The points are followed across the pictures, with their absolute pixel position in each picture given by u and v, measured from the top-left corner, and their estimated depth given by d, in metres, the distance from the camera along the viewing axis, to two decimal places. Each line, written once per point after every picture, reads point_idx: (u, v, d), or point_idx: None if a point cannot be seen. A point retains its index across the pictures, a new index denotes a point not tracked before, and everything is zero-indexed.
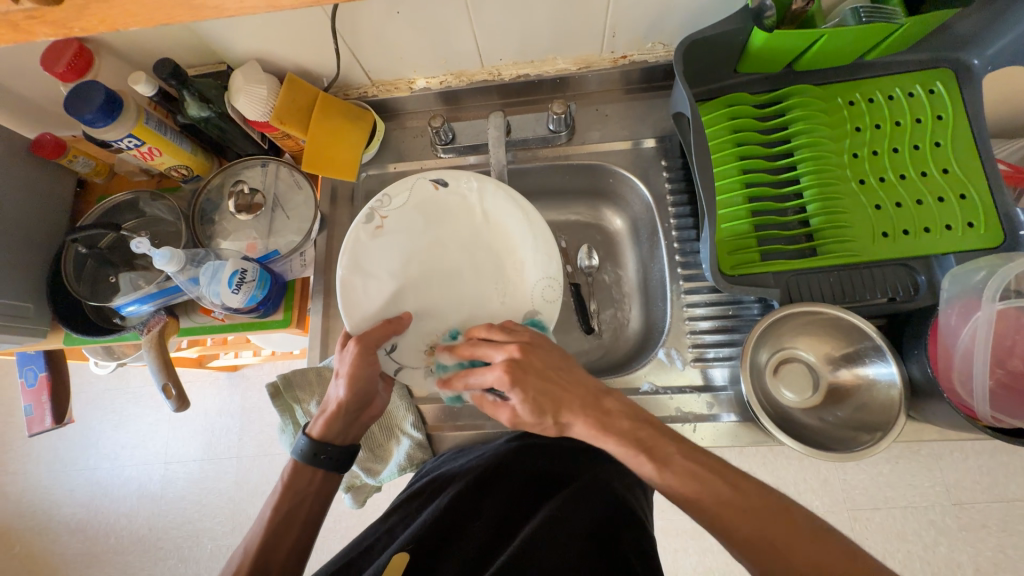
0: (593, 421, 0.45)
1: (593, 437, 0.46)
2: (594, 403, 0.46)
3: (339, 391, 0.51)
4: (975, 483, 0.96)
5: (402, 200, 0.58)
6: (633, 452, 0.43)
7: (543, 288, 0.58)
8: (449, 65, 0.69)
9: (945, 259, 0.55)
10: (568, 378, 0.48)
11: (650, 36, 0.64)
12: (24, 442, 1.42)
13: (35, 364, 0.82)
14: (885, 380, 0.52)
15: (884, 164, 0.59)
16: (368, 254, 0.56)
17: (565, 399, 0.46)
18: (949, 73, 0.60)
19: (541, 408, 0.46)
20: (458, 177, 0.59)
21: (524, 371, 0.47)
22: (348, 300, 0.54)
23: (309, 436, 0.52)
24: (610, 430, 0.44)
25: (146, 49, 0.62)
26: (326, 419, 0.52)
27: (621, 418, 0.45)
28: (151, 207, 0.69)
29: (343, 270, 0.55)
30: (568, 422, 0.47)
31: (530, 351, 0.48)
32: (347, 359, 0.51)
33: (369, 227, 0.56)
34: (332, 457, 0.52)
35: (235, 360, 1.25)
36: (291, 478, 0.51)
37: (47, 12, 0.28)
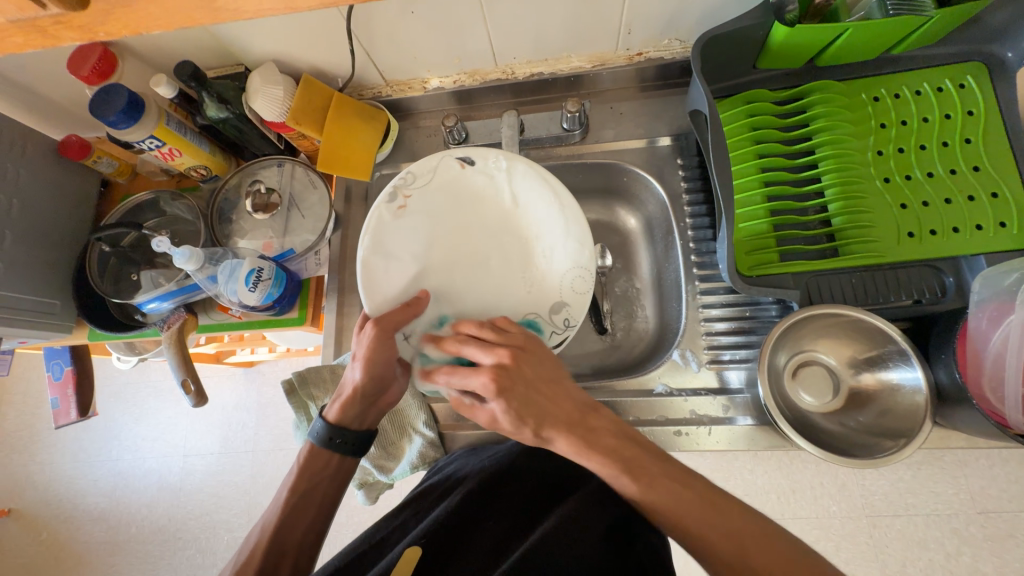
0: (576, 439, 0.44)
1: (575, 455, 0.44)
2: (578, 421, 0.45)
3: (355, 375, 0.51)
4: (1002, 491, 0.93)
5: (426, 179, 0.58)
6: (616, 471, 0.42)
7: (571, 279, 0.57)
8: (462, 64, 0.69)
9: (976, 260, 0.53)
10: (556, 390, 0.46)
11: (666, 33, 0.63)
12: (51, 433, 1.46)
13: (61, 359, 0.85)
14: (910, 386, 0.50)
15: (910, 162, 0.57)
16: (391, 235, 0.55)
17: (548, 413, 0.45)
18: (980, 67, 0.58)
19: (522, 419, 0.45)
20: (485, 156, 0.59)
21: (511, 381, 0.45)
22: (369, 280, 0.54)
23: (326, 420, 0.52)
24: (595, 449, 0.43)
25: (167, 52, 0.63)
26: (342, 403, 0.52)
27: (608, 435, 0.45)
28: (172, 206, 0.70)
29: (365, 250, 0.54)
30: (548, 437, 0.45)
31: (519, 358, 0.46)
32: (363, 342, 0.50)
33: (392, 206, 0.56)
34: (347, 441, 0.52)
35: (251, 356, 1.27)
36: (306, 461, 0.52)
37: (75, 16, 0.29)
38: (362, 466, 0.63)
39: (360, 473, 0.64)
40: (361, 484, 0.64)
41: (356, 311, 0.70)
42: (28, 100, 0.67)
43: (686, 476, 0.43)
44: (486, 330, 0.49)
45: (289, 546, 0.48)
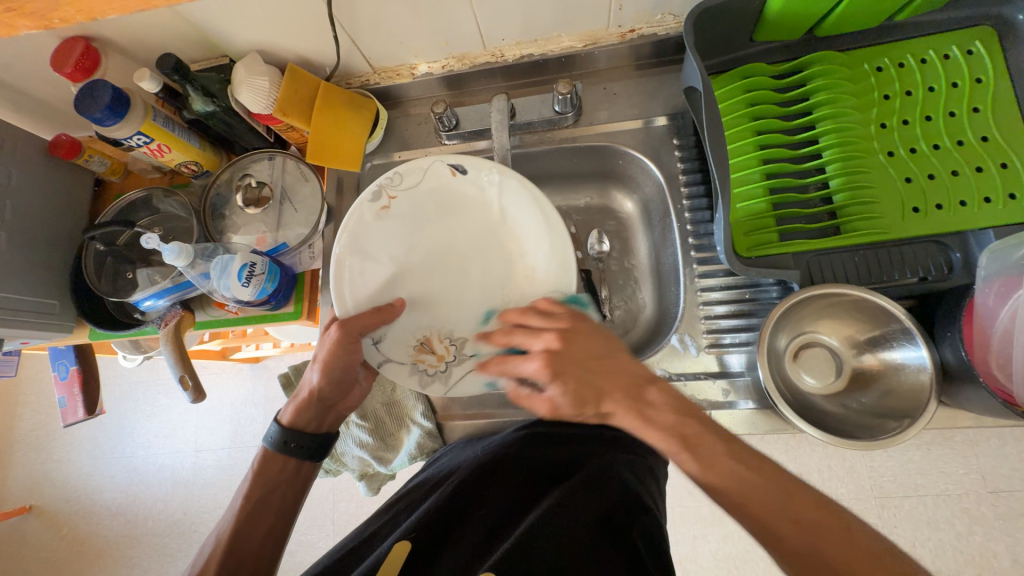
0: (634, 414, 0.43)
1: (636, 431, 0.44)
2: (633, 393, 0.44)
3: (314, 377, 0.52)
4: (1013, 470, 0.92)
5: (413, 182, 0.56)
6: (673, 446, 0.41)
7: (549, 301, 0.55)
8: (451, 48, 0.67)
9: (984, 234, 0.51)
10: (607, 365, 0.46)
11: (659, 7, 0.61)
12: (65, 432, 1.49)
13: (66, 359, 0.86)
14: (914, 365, 0.49)
15: (915, 134, 0.55)
16: (370, 236, 0.55)
17: (607, 388, 0.45)
18: (990, 31, 0.55)
19: (583, 402, 0.45)
20: (478, 166, 0.56)
21: (561, 364, 0.45)
22: (341, 281, 0.53)
23: (280, 423, 0.53)
24: (653, 425, 0.42)
25: (150, 46, 0.62)
26: (298, 405, 0.53)
27: (665, 412, 0.43)
28: (164, 204, 0.70)
29: (341, 249, 0.53)
30: (609, 412, 0.45)
31: (569, 340, 0.47)
32: (325, 343, 0.52)
33: (375, 206, 0.55)
34: (302, 445, 0.53)
35: (257, 352, 1.28)
36: (260, 466, 0.52)
37: (24, 3, 0.28)
38: (361, 457, 0.63)
39: (359, 465, 0.64)
40: (362, 475, 0.65)
41: None
42: (17, 101, 0.67)
43: (757, 460, 0.40)
44: (529, 317, 0.51)
45: (248, 554, 0.49)
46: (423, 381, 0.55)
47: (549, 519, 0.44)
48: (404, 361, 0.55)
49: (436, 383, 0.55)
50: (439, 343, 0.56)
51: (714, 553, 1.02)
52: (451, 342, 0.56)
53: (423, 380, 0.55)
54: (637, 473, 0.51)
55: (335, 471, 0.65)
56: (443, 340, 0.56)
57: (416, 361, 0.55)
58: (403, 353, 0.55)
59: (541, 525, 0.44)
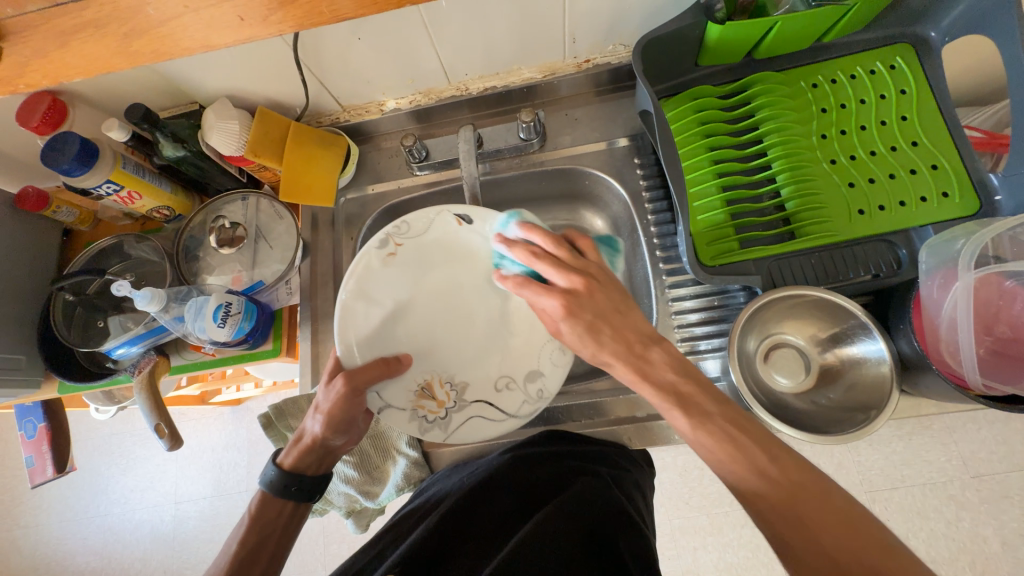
0: (632, 367, 0.45)
1: (632, 382, 0.46)
2: (639, 352, 0.46)
3: (316, 427, 0.51)
4: (991, 453, 0.95)
5: (420, 230, 0.59)
6: (667, 402, 0.43)
7: (550, 351, 0.57)
8: (416, 85, 0.70)
9: (924, 230, 0.55)
10: (624, 320, 0.47)
11: (610, 39, 0.65)
12: (32, 494, 1.41)
13: (34, 416, 0.82)
14: (874, 358, 0.51)
15: (853, 143, 0.59)
16: (375, 281, 0.56)
17: (610, 337, 0.47)
18: (907, 48, 0.60)
19: (585, 343, 0.48)
20: (484, 218, 0.58)
21: (580, 307, 0.48)
22: (346, 323, 0.54)
23: (279, 466, 0.52)
24: (649, 382, 0.44)
25: (118, 96, 0.63)
26: (300, 450, 0.52)
27: (666, 369, 0.44)
28: (136, 249, 0.69)
29: (346, 294, 0.55)
30: (607, 362, 0.47)
31: (592, 288, 0.48)
32: (330, 396, 0.51)
33: (382, 253, 0.57)
34: (303, 489, 0.51)
35: (237, 394, 1.25)
36: (257, 511, 0.51)
37: None
38: (347, 493, 0.62)
39: (346, 502, 0.63)
40: (350, 513, 0.64)
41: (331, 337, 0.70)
42: None
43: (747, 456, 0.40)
44: (563, 249, 0.51)
45: None
46: (422, 428, 0.55)
47: (530, 537, 0.44)
48: (405, 407, 0.55)
49: (435, 429, 0.56)
50: (440, 388, 0.57)
51: (715, 563, 1.02)
52: (452, 387, 0.57)
53: (422, 427, 0.55)
54: (619, 484, 0.52)
55: (320, 510, 0.64)
56: (444, 385, 0.57)
57: (416, 407, 0.56)
58: (404, 399, 0.55)
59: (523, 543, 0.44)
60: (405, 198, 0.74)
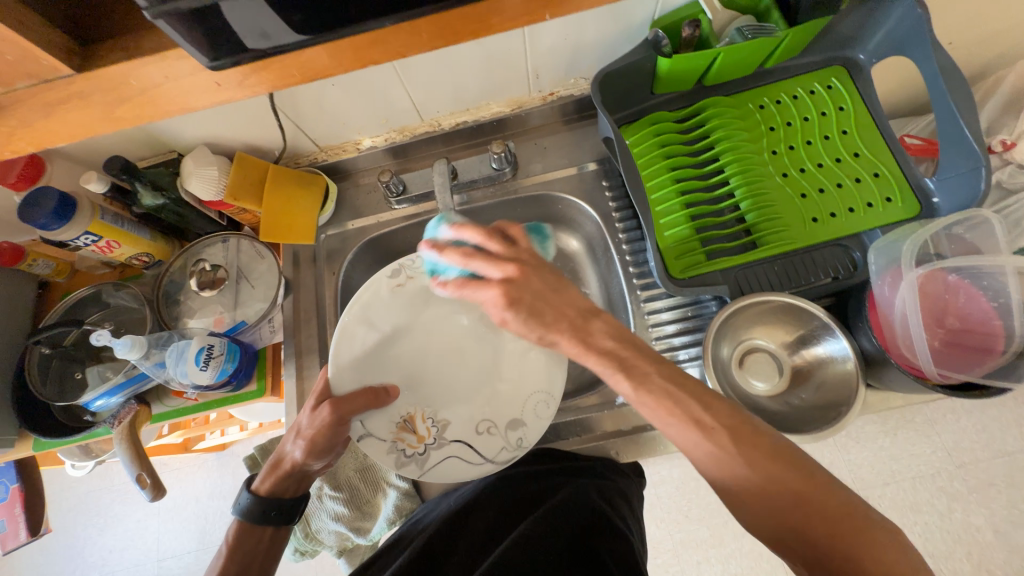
0: (575, 339, 0.47)
1: (576, 355, 0.47)
2: (580, 325, 0.47)
3: (296, 451, 0.51)
4: (974, 442, 0.97)
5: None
6: (610, 368, 0.45)
7: (534, 401, 0.57)
8: (391, 123, 0.73)
9: (873, 233, 0.59)
10: (558, 300, 0.48)
11: (571, 73, 0.69)
12: (2, 564, 1.32)
13: (6, 477, 0.79)
14: (839, 356, 0.54)
15: (801, 156, 0.64)
16: (380, 307, 0.59)
17: (554, 321, 0.47)
18: (841, 69, 0.66)
19: (530, 328, 0.47)
20: None
21: (519, 292, 0.47)
22: (342, 346, 0.56)
23: (255, 492, 0.51)
24: (592, 350, 0.46)
25: (97, 149, 0.64)
26: (276, 475, 0.51)
27: (605, 337, 0.46)
28: (115, 297, 0.69)
29: (349, 317, 0.57)
30: (555, 341, 0.48)
31: (528, 273, 0.48)
32: (314, 422, 0.51)
33: (392, 281, 0.60)
34: (282, 513, 0.51)
35: (222, 439, 1.21)
36: (237, 539, 0.50)
37: None
38: (338, 532, 0.61)
39: (337, 541, 0.62)
40: (341, 552, 0.63)
41: (316, 373, 0.70)
42: None
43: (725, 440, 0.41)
44: (494, 241, 0.49)
45: None
46: (399, 461, 0.55)
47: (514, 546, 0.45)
48: (385, 438, 0.55)
49: (412, 465, 0.55)
50: (422, 422, 0.57)
51: None
52: (434, 423, 0.57)
53: (399, 461, 0.55)
54: (606, 497, 0.53)
55: (310, 552, 0.62)
56: (426, 420, 0.57)
57: (397, 439, 0.55)
58: (386, 430, 0.55)
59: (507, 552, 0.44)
60: (385, 231, 0.76)
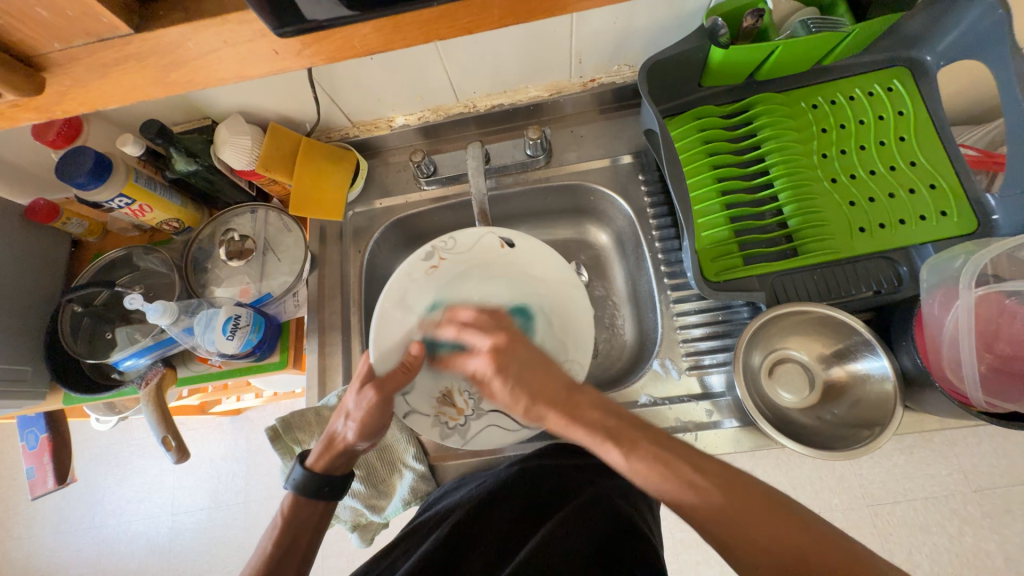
0: (562, 413, 0.47)
1: (565, 428, 0.47)
2: (568, 398, 0.48)
3: (348, 433, 0.51)
4: (993, 467, 0.94)
5: (464, 246, 0.61)
6: (598, 439, 0.44)
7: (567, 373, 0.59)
8: (425, 101, 0.71)
9: (924, 248, 0.56)
10: (548, 370, 0.50)
11: (615, 59, 0.67)
12: (27, 505, 1.39)
13: (37, 427, 0.82)
14: (878, 374, 0.52)
15: (853, 162, 0.61)
16: (416, 289, 0.59)
17: (542, 390, 0.49)
18: (905, 71, 0.62)
19: (518, 396, 0.49)
20: (524, 238, 0.61)
21: (506, 361, 0.50)
22: (382, 329, 0.57)
23: (308, 468, 0.52)
24: (580, 421, 0.46)
25: (134, 112, 0.64)
26: (331, 453, 0.52)
27: (593, 410, 0.46)
28: (145, 261, 0.70)
29: (385, 302, 0.57)
30: (542, 415, 0.49)
31: (515, 341, 0.52)
32: (361, 404, 0.51)
33: (426, 264, 0.59)
34: (335, 488, 0.52)
35: (237, 404, 1.24)
36: (290, 512, 0.52)
37: (31, 100, 0.31)
38: (353, 507, 0.62)
39: (351, 516, 0.63)
40: (355, 527, 0.63)
41: (338, 350, 0.70)
42: None
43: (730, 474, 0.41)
44: (482, 315, 0.54)
45: None
46: (442, 433, 0.57)
47: (545, 550, 0.45)
48: (427, 413, 0.58)
49: (455, 435, 0.57)
50: (459, 395, 0.59)
51: None
52: (471, 395, 0.58)
53: (443, 432, 0.57)
54: (627, 500, 0.52)
55: (325, 524, 0.63)
56: (463, 393, 0.58)
57: (438, 413, 0.58)
58: (427, 405, 0.57)
59: (539, 557, 0.44)
60: (412, 212, 0.75)
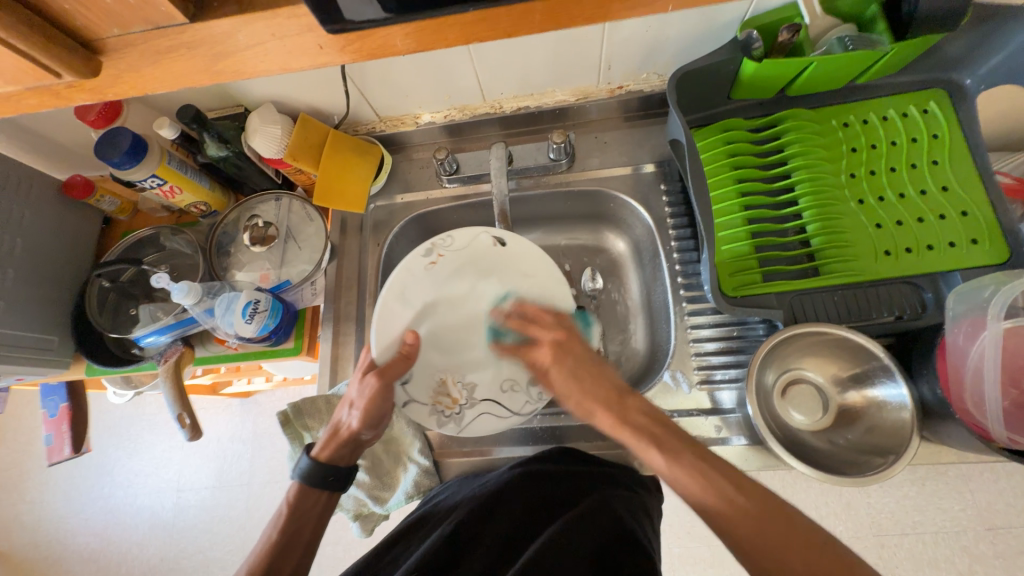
0: (613, 415, 0.49)
1: (611, 429, 0.49)
2: (616, 400, 0.50)
3: (353, 420, 0.53)
4: (1008, 506, 0.91)
5: (461, 244, 0.62)
6: (642, 442, 0.46)
7: None
8: (452, 101, 0.72)
9: (951, 275, 0.55)
10: (599, 374, 0.53)
11: (645, 67, 0.66)
12: (41, 471, 1.43)
13: (57, 395, 0.85)
14: (896, 402, 0.51)
15: (882, 183, 0.59)
16: (416, 284, 0.60)
17: (592, 389, 0.52)
18: (942, 93, 0.61)
19: (569, 388, 0.53)
20: (516, 239, 0.62)
21: (565, 354, 0.55)
22: (383, 322, 0.57)
23: (314, 458, 0.53)
24: (627, 424, 0.48)
25: (172, 96, 0.66)
26: (337, 441, 0.53)
27: (641, 413, 0.48)
28: (171, 241, 0.72)
29: (386, 294, 0.58)
30: (592, 412, 0.51)
31: (573, 343, 0.55)
32: (364, 391, 0.53)
33: (426, 260, 0.61)
34: (340, 478, 0.53)
35: (248, 387, 1.26)
36: (296, 500, 0.52)
37: (87, 81, 0.33)
38: (356, 496, 0.62)
39: (354, 505, 0.63)
40: (356, 516, 0.63)
41: (351, 340, 0.71)
42: (37, 143, 0.70)
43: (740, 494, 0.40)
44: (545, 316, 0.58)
45: None
46: (440, 421, 0.58)
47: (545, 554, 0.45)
48: (425, 402, 0.58)
49: (451, 423, 0.58)
50: (454, 386, 0.59)
51: None
52: (464, 386, 0.59)
53: (440, 420, 0.58)
54: (631, 510, 0.52)
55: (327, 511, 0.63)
56: (457, 384, 0.59)
57: (435, 403, 0.58)
58: (425, 395, 0.58)
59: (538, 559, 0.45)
60: (432, 208, 0.76)
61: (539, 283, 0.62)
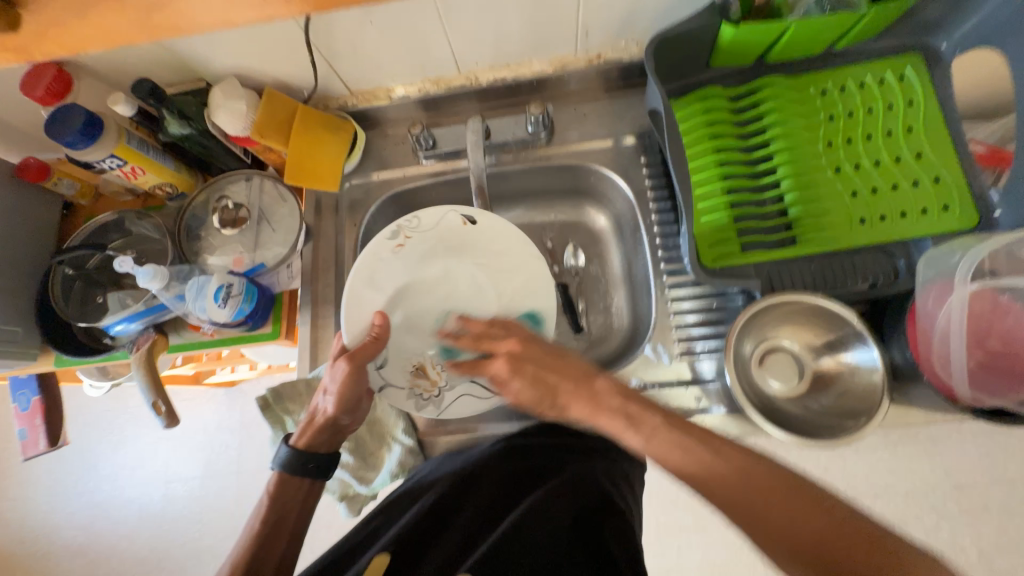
0: (587, 402, 0.47)
1: (589, 416, 0.47)
2: (586, 382, 0.48)
3: (327, 406, 0.52)
4: (974, 465, 0.96)
5: (427, 225, 0.61)
6: (620, 425, 0.45)
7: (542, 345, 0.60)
8: (426, 72, 0.70)
9: (923, 241, 0.56)
10: (563, 363, 0.49)
11: (623, 34, 0.65)
12: (22, 467, 1.40)
13: (28, 389, 0.82)
14: (867, 366, 0.52)
15: (858, 151, 0.60)
16: (387, 269, 0.59)
17: (560, 385, 0.48)
18: (918, 58, 0.61)
19: (537, 393, 0.49)
20: (485, 216, 0.61)
21: (524, 361, 0.50)
22: (352, 310, 0.57)
23: (293, 446, 0.53)
24: (602, 409, 0.46)
25: (127, 69, 0.62)
26: (314, 429, 0.53)
27: (613, 395, 0.46)
28: (137, 225, 0.69)
29: (355, 280, 0.58)
30: (565, 405, 0.48)
31: (529, 344, 0.52)
32: (335, 377, 0.52)
33: (392, 243, 0.60)
34: (321, 464, 0.53)
35: (231, 375, 1.24)
36: (277, 488, 0.53)
37: (7, 39, 0.31)
38: (342, 479, 0.62)
39: (340, 486, 0.63)
40: (343, 496, 0.63)
41: (331, 322, 0.70)
42: None
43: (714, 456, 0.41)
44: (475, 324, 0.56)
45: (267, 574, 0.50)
46: (418, 404, 0.57)
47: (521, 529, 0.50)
48: (403, 386, 0.57)
49: (430, 406, 0.57)
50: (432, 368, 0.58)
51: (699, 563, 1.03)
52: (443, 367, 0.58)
53: (417, 404, 0.57)
54: (608, 475, 0.55)
55: None
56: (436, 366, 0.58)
57: (412, 385, 0.57)
58: (402, 378, 0.57)
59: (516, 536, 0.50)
60: (410, 186, 0.74)
61: (516, 263, 0.61)
